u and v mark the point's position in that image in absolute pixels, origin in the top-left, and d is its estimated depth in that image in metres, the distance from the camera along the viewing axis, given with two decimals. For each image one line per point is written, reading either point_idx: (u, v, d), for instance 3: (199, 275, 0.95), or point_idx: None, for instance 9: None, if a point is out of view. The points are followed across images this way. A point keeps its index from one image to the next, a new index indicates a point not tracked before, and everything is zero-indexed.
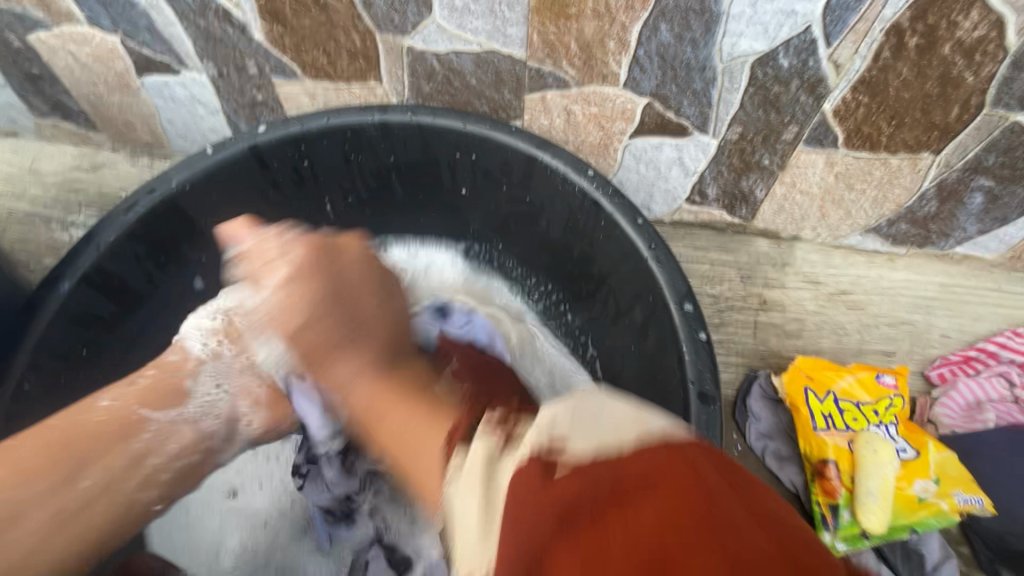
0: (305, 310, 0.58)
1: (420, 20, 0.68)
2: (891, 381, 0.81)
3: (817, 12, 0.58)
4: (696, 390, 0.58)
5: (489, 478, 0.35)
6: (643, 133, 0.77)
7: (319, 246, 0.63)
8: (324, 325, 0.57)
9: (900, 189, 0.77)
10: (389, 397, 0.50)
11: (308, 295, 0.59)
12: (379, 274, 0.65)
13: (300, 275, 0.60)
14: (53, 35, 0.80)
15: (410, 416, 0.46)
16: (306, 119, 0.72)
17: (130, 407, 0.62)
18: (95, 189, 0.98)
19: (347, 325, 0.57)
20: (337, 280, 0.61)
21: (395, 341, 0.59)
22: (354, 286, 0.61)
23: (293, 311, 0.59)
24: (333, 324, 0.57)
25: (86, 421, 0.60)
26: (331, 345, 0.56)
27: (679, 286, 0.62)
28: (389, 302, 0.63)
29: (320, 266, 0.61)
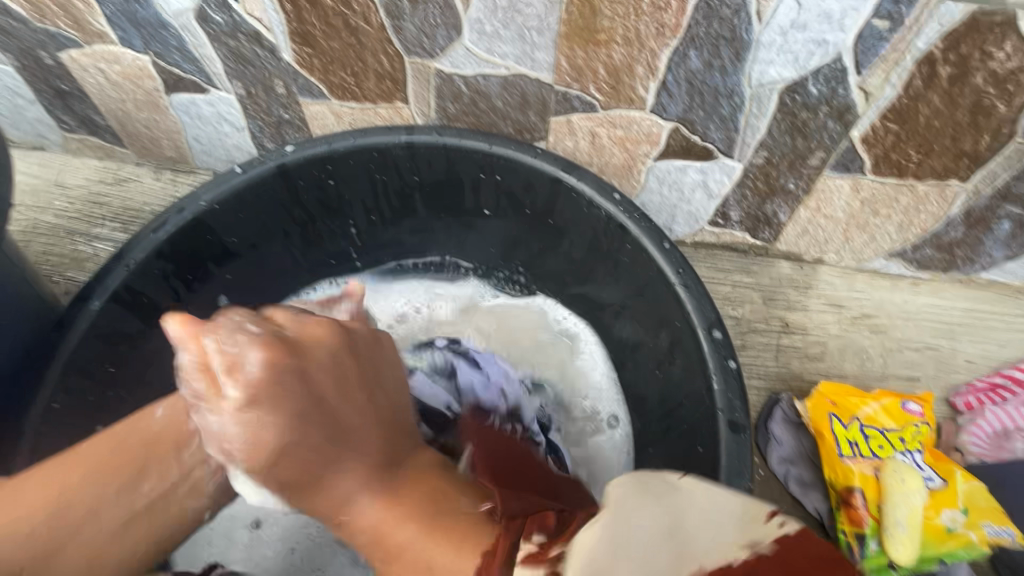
0: (276, 427, 0.49)
1: (449, 44, 0.68)
2: (917, 408, 0.80)
3: (849, 41, 0.59)
4: (726, 418, 0.57)
5: (612, 509, 0.38)
6: (667, 156, 0.77)
7: (281, 347, 0.51)
8: (303, 448, 0.49)
9: (926, 214, 0.76)
10: (404, 523, 0.47)
11: (276, 417, 0.49)
12: (367, 351, 0.58)
13: (261, 397, 0.49)
14: (84, 54, 0.81)
15: (449, 542, 0.44)
16: (334, 139, 0.73)
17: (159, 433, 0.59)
18: (119, 203, 0.99)
19: (328, 433, 0.50)
20: (310, 377, 0.52)
21: (391, 440, 0.54)
22: (332, 386, 0.52)
23: (262, 434, 0.49)
24: (310, 446, 0.49)
25: (145, 428, 0.59)
26: (285, 443, 0.49)
27: (707, 312, 0.62)
28: (379, 392, 0.56)
29: (285, 371, 0.50)
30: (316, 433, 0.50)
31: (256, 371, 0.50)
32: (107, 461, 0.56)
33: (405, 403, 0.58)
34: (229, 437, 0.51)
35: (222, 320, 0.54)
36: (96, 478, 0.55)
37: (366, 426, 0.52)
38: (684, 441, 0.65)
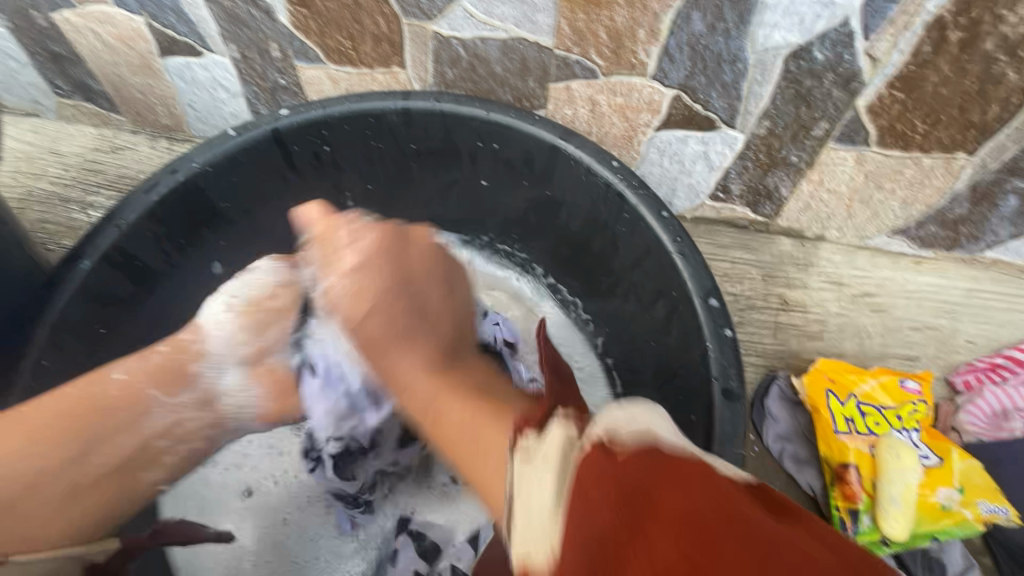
0: (376, 299, 0.56)
1: (447, 5, 0.67)
2: (915, 386, 0.80)
3: (856, 3, 0.57)
4: (720, 387, 0.56)
5: (564, 451, 0.36)
6: (668, 126, 0.76)
7: (389, 236, 0.61)
8: (392, 317, 0.54)
9: (931, 189, 0.75)
10: (453, 393, 0.47)
11: (369, 294, 0.56)
12: (452, 269, 0.62)
13: (365, 266, 0.59)
14: (77, 14, 0.80)
15: (485, 415, 0.44)
16: (329, 103, 0.72)
17: (141, 384, 0.60)
18: (114, 171, 0.98)
19: (412, 317, 0.54)
20: (391, 271, 0.58)
21: (458, 339, 0.55)
22: (420, 272, 0.59)
23: (362, 294, 0.57)
24: (393, 318, 0.54)
25: (100, 394, 0.58)
26: (395, 331, 0.54)
27: (704, 281, 0.61)
28: (458, 297, 0.60)
29: (391, 251, 0.60)
30: (406, 310, 0.55)
31: (362, 260, 0.59)
32: (71, 414, 0.56)
33: (472, 316, 0.61)
34: (331, 291, 0.60)
35: (355, 216, 0.65)
36: (53, 438, 0.55)
37: (438, 323, 0.55)
38: (678, 411, 0.64)
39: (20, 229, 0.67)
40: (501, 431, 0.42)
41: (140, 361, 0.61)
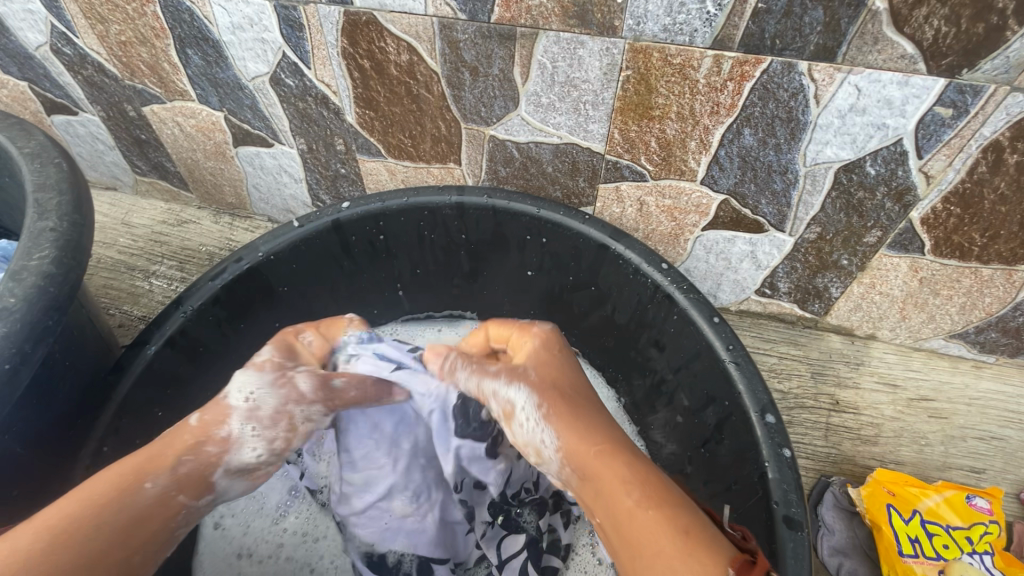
0: (561, 389, 0.56)
1: (506, 114, 0.71)
2: (986, 504, 0.74)
3: (910, 126, 0.58)
4: (781, 513, 0.54)
5: None
6: (715, 227, 0.77)
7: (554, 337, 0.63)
8: (580, 413, 0.54)
9: (991, 298, 0.73)
10: (656, 497, 0.46)
11: (554, 397, 0.54)
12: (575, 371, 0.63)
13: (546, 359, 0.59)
14: (164, 108, 0.87)
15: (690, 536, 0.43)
16: (388, 197, 0.75)
17: (172, 493, 0.51)
18: (178, 243, 1.04)
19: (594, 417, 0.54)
20: (555, 373, 0.58)
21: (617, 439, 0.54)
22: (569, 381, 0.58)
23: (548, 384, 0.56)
24: (584, 412, 0.54)
25: (131, 503, 0.49)
26: (590, 433, 0.52)
27: (760, 394, 0.60)
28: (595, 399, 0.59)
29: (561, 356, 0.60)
30: (599, 415, 0.54)
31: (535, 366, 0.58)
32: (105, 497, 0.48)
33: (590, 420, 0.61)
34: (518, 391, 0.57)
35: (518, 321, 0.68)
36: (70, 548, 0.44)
37: (614, 429, 0.53)
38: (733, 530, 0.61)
39: (94, 310, 0.71)
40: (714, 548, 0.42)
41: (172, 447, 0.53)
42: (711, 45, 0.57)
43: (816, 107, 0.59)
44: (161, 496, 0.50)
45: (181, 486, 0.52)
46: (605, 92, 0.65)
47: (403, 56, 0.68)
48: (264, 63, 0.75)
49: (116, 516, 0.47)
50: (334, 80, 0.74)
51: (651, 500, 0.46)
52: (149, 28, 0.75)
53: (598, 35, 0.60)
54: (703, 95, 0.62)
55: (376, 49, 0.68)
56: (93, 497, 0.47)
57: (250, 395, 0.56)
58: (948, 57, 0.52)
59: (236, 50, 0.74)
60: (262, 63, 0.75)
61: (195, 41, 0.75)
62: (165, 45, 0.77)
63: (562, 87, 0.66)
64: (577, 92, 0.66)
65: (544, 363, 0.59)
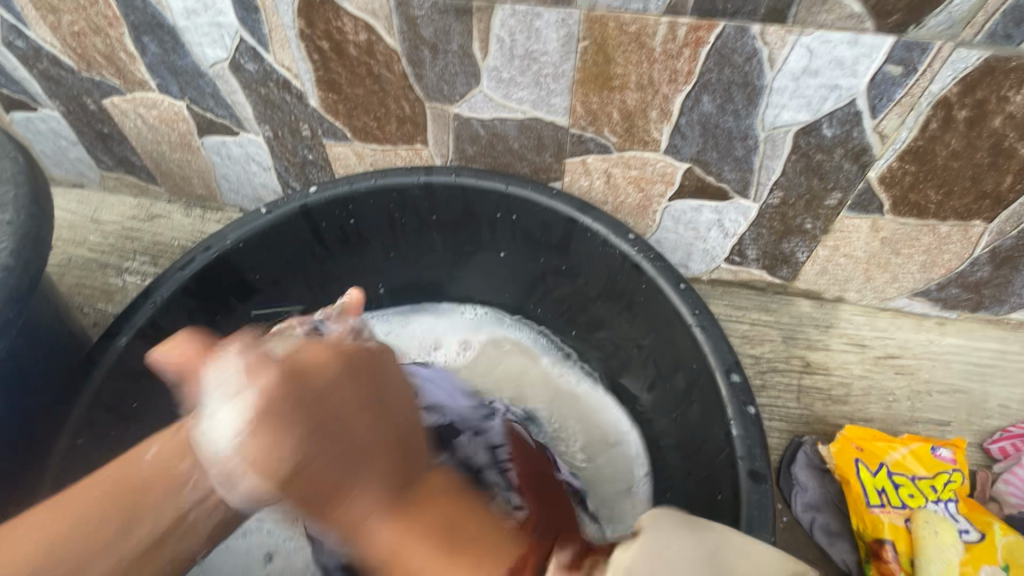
0: (258, 430, 0.41)
1: (468, 91, 0.71)
2: (949, 454, 0.76)
3: (862, 85, 0.59)
4: (746, 467, 0.56)
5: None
6: (682, 196, 0.78)
7: (289, 367, 0.43)
8: (324, 463, 0.41)
9: (950, 254, 0.75)
10: (424, 543, 0.43)
11: (270, 427, 0.41)
12: (370, 371, 0.47)
13: (270, 411, 0.41)
14: (125, 100, 0.86)
15: (462, 564, 0.42)
16: (355, 180, 0.75)
17: (177, 460, 0.52)
18: (150, 238, 1.03)
19: (343, 461, 0.42)
20: (340, 408, 0.43)
21: (413, 452, 0.47)
22: (354, 402, 0.44)
23: (254, 447, 0.41)
24: (328, 459, 0.41)
25: (134, 475, 0.51)
26: (286, 459, 0.41)
27: (724, 354, 0.61)
28: (390, 409, 0.46)
29: (296, 388, 0.42)
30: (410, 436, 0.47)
31: (255, 407, 0.41)
32: (117, 492, 0.49)
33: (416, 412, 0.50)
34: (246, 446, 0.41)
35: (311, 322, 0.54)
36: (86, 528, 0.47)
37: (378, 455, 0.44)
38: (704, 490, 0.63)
39: (65, 305, 0.70)
40: (494, 567, 0.42)
41: (173, 436, 0.53)
42: (665, 11, 0.58)
43: (771, 71, 0.60)
44: (146, 463, 0.52)
45: (183, 451, 0.52)
46: (564, 64, 0.65)
47: (362, 36, 0.68)
48: (222, 49, 0.74)
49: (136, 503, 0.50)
50: (295, 64, 0.73)
51: (431, 536, 0.43)
52: (102, 16, 0.74)
53: (553, 5, 0.59)
54: (660, 62, 0.62)
55: (334, 29, 0.67)
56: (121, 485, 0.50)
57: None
58: (894, 15, 0.53)
59: (192, 36, 0.73)
60: (220, 49, 0.74)
61: (150, 28, 0.73)
62: (119, 34, 0.75)
63: (521, 60, 0.66)
64: (537, 65, 0.66)
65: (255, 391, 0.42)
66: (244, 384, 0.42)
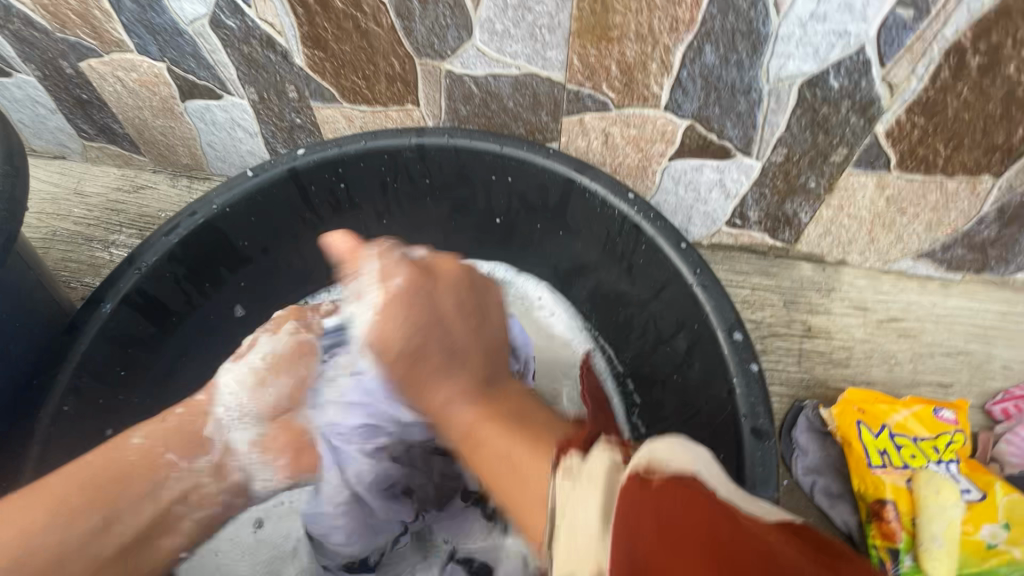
0: (399, 323, 0.54)
1: (460, 45, 0.68)
2: (951, 416, 0.75)
3: (871, 31, 0.56)
4: (749, 425, 0.55)
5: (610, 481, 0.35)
6: (682, 156, 0.75)
7: (417, 273, 0.58)
8: (431, 346, 0.53)
9: (957, 213, 0.73)
10: (496, 423, 0.47)
11: (399, 313, 0.55)
12: (480, 295, 0.59)
13: (405, 298, 0.56)
14: (103, 63, 0.82)
15: (523, 438, 0.45)
16: (344, 141, 0.73)
17: (158, 449, 0.57)
18: (136, 210, 1.00)
19: (447, 354, 0.53)
20: (443, 311, 0.55)
21: (494, 365, 0.54)
22: (454, 311, 0.56)
23: (390, 320, 0.55)
24: (437, 348, 0.53)
25: (120, 456, 0.55)
26: (403, 343, 0.54)
27: (727, 313, 0.60)
28: (482, 324, 0.57)
29: (422, 296, 0.56)
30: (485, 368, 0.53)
31: (393, 296, 0.56)
32: (102, 481, 0.53)
33: (501, 335, 0.58)
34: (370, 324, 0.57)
35: (391, 246, 0.61)
36: (77, 507, 0.51)
37: (495, 346, 0.56)
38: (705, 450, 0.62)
39: (48, 273, 0.68)
40: (541, 456, 0.43)
41: (156, 425, 0.59)
42: None
43: (777, 16, 0.57)
44: (144, 447, 0.57)
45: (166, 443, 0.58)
46: (560, 13, 0.62)
47: None
48: (201, 4, 0.70)
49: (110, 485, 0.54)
50: (278, 19, 0.70)
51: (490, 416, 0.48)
52: None
53: None
54: (661, 9, 0.59)
55: None
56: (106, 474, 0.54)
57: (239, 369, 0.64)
58: None
59: None
60: (199, 3, 0.70)
61: None
62: None
63: (515, 10, 0.62)
64: (531, 15, 0.63)
65: (429, 289, 0.57)
66: (382, 278, 0.57)
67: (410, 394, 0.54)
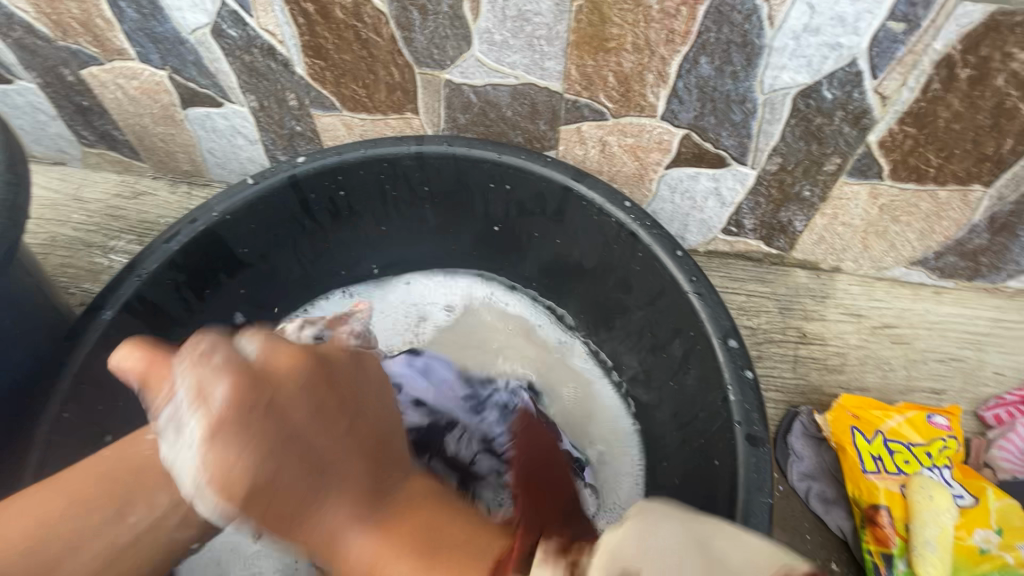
0: (246, 458, 0.40)
1: (459, 55, 0.69)
2: (944, 421, 0.77)
3: (863, 44, 0.58)
4: (744, 432, 0.56)
5: None
6: (679, 164, 0.76)
7: (248, 367, 0.42)
8: (288, 468, 0.41)
9: (948, 221, 0.74)
10: (400, 557, 0.40)
11: (225, 433, 0.40)
12: (357, 371, 0.49)
13: (242, 406, 0.41)
14: (104, 70, 0.83)
15: (451, 565, 0.38)
16: (344, 150, 0.73)
17: (174, 455, 0.59)
18: (135, 216, 1.00)
19: (306, 465, 0.42)
20: (291, 422, 0.42)
21: (387, 461, 0.46)
22: (313, 407, 0.44)
23: (223, 461, 0.40)
24: (292, 460, 0.41)
25: (135, 455, 0.56)
26: (250, 475, 0.40)
27: (722, 321, 0.61)
28: (375, 404, 0.49)
29: (260, 386, 0.42)
30: (377, 431, 0.47)
31: (217, 410, 0.40)
32: (114, 481, 0.54)
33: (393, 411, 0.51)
34: (209, 471, 0.40)
35: (240, 333, 0.47)
36: (78, 514, 0.51)
37: (386, 433, 0.48)
38: (700, 457, 0.63)
39: (48, 280, 0.69)
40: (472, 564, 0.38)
41: (168, 430, 0.59)
42: None
43: (771, 29, 0.58)
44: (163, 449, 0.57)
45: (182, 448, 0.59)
46: (558, 25, 0.63)
47: None
48: (203, 14, 0.71)
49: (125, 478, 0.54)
50: (279, 28, 0.70)
51: (402, 546, 0.40)
52: None
53: None
54: (657, 22, 0.60)
55: None
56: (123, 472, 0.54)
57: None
58: None
59: None
60: (201, 13, 0.71)
61: None
62: None
63: (514, 22, 0.63)
64: (530, 27, 0.64)
65: (231, 424, 0.40)
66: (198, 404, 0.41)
67: (285, 541, 0.44)
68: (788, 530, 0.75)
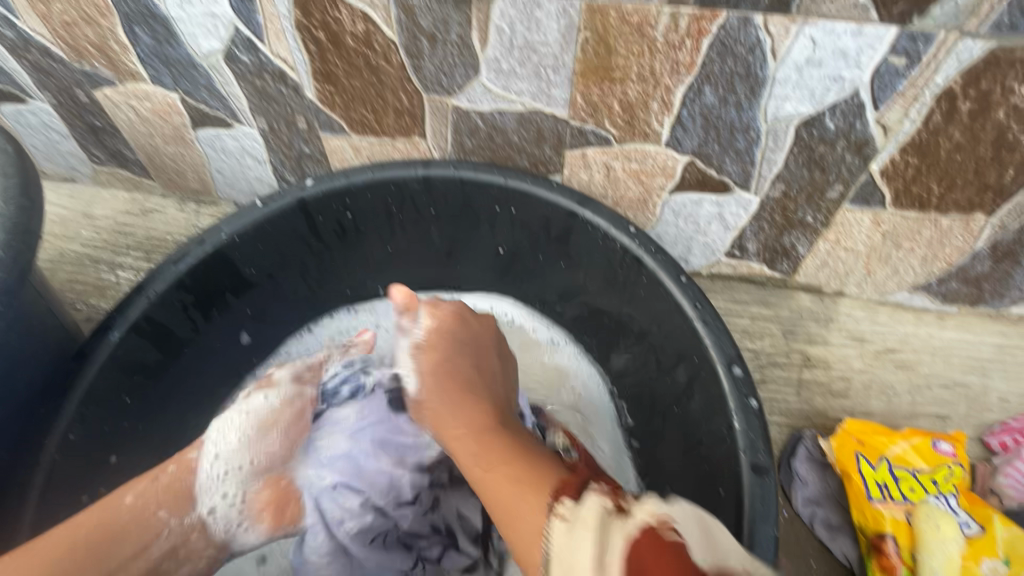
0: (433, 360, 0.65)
1: (467, 82, 0.70)
2: (949, 448, 0.76)
3: (865, 77, 0.59)
4: (749, 461, 0.56)
5: (603, 519, 0.40)
6: (683, 190, 0.77)
7: (462, 313, 0.71)
8: (451, 370, 0.64)
9: (951, 248, 0.75)
10: (503, 467, 0.50)
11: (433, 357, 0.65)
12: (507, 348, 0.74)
13: (434, 344, 0.67)
14: (117, 92, 0.84)
15: (526, 482, 0.47)
16: (352, 173, 0.74)
17: (152, 508, 0.61)
18: (143, 233, 1.01)
19: (464, 388, 0.63)
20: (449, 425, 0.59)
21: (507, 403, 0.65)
22: (490, 348, 0.70)
23: (423, 379, 0.64)
24: (455, 372, 0.64)
25: (113, 519, 0.58)
26: (431, 382, 0.64)
27: (727, 349, 0.61)
28: (506, 363, 0.71)
29: (460, 322, 0.70)
30: (485, 416, 0.59)
31: (429, 332, 0.68)
32: (99, 537, 0.57)
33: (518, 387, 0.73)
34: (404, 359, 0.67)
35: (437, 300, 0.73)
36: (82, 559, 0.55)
37: (481, 409, 0.60)
38: (705, 483, 0.63)
39: (56, 300, 0.69)
40: (540, 494, 0.46)
41: (149, 484, 0.62)
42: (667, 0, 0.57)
43: (774, 62, 0.59)
44: (137, 505, 0.60)
45: (159, 501, 0.61)
46: (565, 55, 0.64)
47: (358, 26, 0.67)
48: (216, 40, 0.73)
49: (107, 538, 0.57)
50: (290, 55, 0.72)
51: (509, 460, 0.51)
52: (93, 6, 0.72)
53: None
54: (662, 53, 0.61)
55: (330, 18, 0.66)
56: (108, 525, 0.58)
57: (243, 412, 0.69)
58: (899, 4, 0.52)
59: (185, 26, 0.71)
60: (214, 39, 0.73)
61: (142, 17, 0.72)
62: (112, 24, 0.74)
63: (521, 51, 0.65)
64: (537, 56, 0.65)
65: (437, 360, 0.65)
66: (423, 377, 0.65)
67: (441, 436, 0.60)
68: (792, 557, 0.74)
